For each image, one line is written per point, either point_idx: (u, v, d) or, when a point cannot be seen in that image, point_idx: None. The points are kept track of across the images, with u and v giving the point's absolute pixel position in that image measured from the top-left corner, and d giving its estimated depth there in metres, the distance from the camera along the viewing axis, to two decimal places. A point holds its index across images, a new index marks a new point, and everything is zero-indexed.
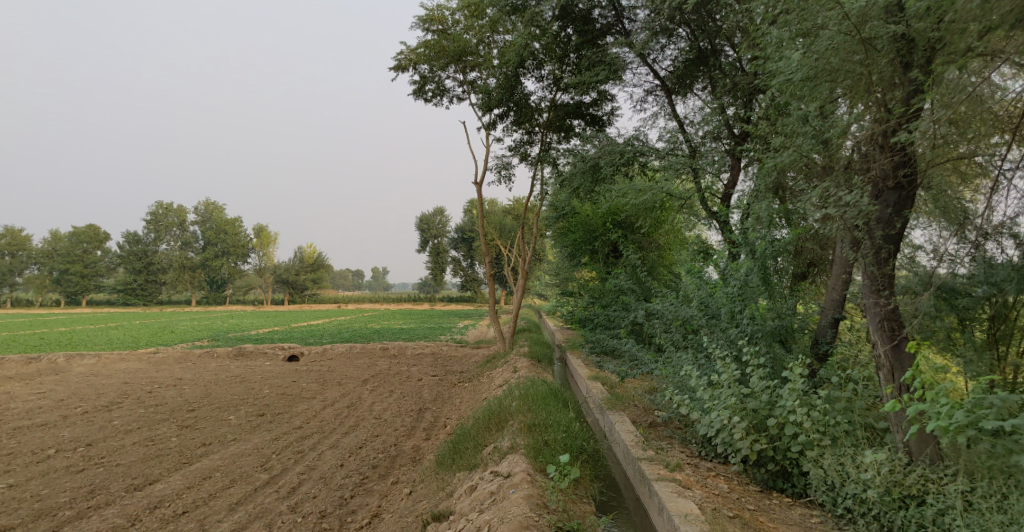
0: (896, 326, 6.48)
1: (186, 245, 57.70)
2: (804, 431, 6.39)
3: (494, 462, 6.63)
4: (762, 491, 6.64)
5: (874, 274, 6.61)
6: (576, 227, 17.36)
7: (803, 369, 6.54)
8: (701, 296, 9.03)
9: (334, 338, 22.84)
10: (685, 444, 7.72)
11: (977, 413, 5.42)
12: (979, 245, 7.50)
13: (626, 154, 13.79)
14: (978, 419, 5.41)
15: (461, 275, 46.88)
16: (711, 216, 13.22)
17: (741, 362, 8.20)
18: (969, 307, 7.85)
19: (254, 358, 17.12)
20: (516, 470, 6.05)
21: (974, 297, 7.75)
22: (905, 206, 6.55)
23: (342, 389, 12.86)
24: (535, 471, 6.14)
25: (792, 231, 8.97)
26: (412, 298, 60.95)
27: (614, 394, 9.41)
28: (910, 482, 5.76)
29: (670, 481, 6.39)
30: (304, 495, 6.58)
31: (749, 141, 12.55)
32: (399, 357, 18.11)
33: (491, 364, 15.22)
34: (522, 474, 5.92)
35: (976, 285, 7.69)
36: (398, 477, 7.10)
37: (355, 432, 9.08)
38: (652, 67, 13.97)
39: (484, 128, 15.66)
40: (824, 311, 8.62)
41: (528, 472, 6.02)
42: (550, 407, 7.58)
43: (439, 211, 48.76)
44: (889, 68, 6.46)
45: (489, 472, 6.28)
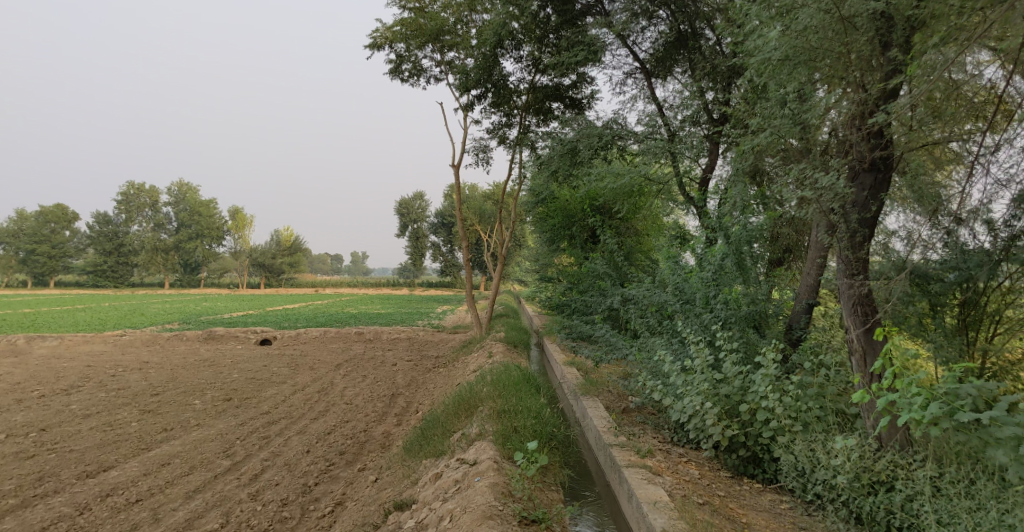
0: (869, 310, 6.44)
1: (159, 226, 56.71)
2: (775, 417, 6.34)
3: (462, 448, 6.50)
4: (733, 478, 6.59)
5: (848, 258, 6.56)
6: (555, 212, 17.23)
7: (776, 355, 6.48)
8: (676, 281, 8.95)
9: (309, 322, 22.56)
10: (658, 430, 7.65)
11: (952, 404, 5.34)
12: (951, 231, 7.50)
13: (605, 137, 13.65)
14: (952, 410, 5.34)
15: (440, 260, 46.60)
16: (689, 201, 13.15)
17: (715, 347, 8.15)
18: (941, 293, 7.78)
19: (225, 342, 16.82)
20: (483, 457, 5.92)
21: (946, 283, 7.70)
22: (879, 190, 6.50)
23: (315, 374, 12.66)
24: (502, 458, 6.02)
25: (768, 216, 8.91)
26: (391, 283, 60.53)
27: (589, 379, 9.33)
28: (879, 468, 5.71)
29: (641, 467, 6.31)
30: (266, 482, 6.41)
31: (728, 126, 12.48)
32: (375, 342, 17.92)
33: (468, 349, 15.10)
34: (488, 462, 5.79)
35: (948, 271, 7.70)
36: (365, 464, 6.95)
37: (324, 418, 8.91)
38: (632, 49, 13.81)
39: (461, 109, 15.41)
40: (798, 296, 8.59)
41: (495, 459, 5.90)
42: (521, 393, 7.47)
43: (418, 195, 48.32)
44: (868, 46, 6.37)
45: (456, 460, 6.14)
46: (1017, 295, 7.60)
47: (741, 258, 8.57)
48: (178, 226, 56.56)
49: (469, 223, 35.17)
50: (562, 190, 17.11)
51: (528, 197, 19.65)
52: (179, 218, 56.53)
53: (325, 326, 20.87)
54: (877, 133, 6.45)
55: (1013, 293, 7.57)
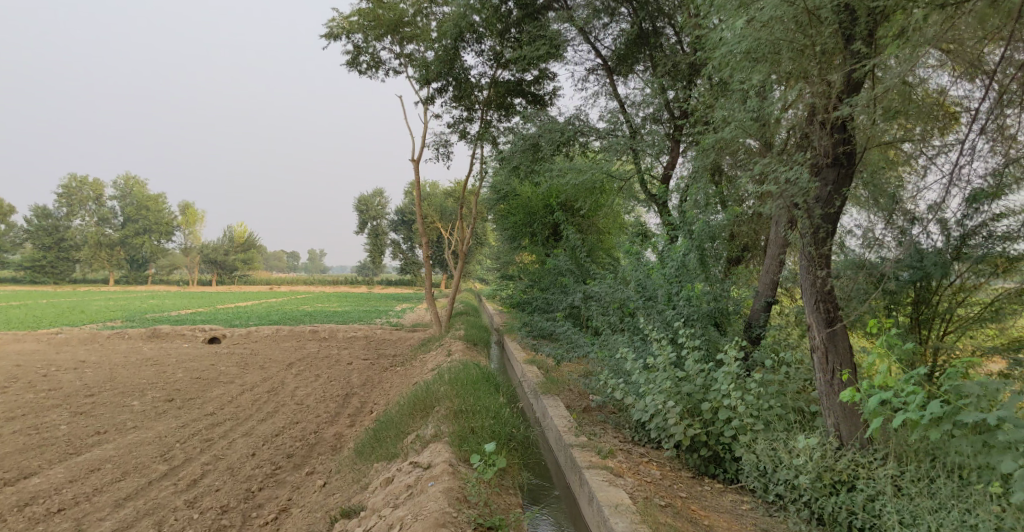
0: (831, 307, 6.35)
1: (104, 221, 54.62)
2: (737, 415, 6.23)
3: (415, 451, 6.21)
4: (694, 478, 6.45)
5: (811, 254, 6.46)
6: (516, 209, 17.02)
7: (739, 352, 6.37)
8: (638, 278, 8.82)
9: (261, 320, 21.89)
10: (619, 429, 7.50)
11: (957, 405, 5.20)
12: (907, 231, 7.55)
13: (567, 133, 13.47)
14: (955, 409, 5.23)
15: (400, 258, 45.95)
16: (650, 199, 13.08)
17: (676, 344, 8.03)
18: (895, 292, 7.85)
19: (170, 341, 16.12)
20: (437, 461, 5.65)
21: (900, 281, 7.73)
22: (843, 186, 6.43)
23: (265, 373, 12.19)
24: (458, 461, 5.76)
25: (730, 213, 8.85)
26: (350, 281, 59.56)
27: (550, 378, 9.15)
28: (841, 467, 5.61)
29: (602, 468, 6.14)
30: (205, 488, 6.02)
31: (689, 125, 12.43)
32: (330, 340, 17.45)
33: (426, 347, 14.79)
34: (442, 465, 5.53)
35: (903, 269, 7.73)
36: (313, 467, 6.61)
37: (273, 419, 8.52)
38: (594, 46, 13.67)
39: (421, 102, 15.07)
40: (758, 294, 8.53)
41: (450, 462, 5.63)
42: (479, 392, 7.22)
43: (378, 192, 47.56)
44: (833, 39, 6.27)
45: (408, 463, 5.85)
46: (968, 293, 7.67)
47: (703, 255, 8.49)
48: (125, 221, 54.63)
49: (428, 220, 34.70)
50: (524, 187, 16.89)
51: (490, 193, 19.37)
52: (127, 213, 54.58)
53: (278, 324, 20.23)
54: (841, 127, 6.37)
55: (964, 292, 7.66)
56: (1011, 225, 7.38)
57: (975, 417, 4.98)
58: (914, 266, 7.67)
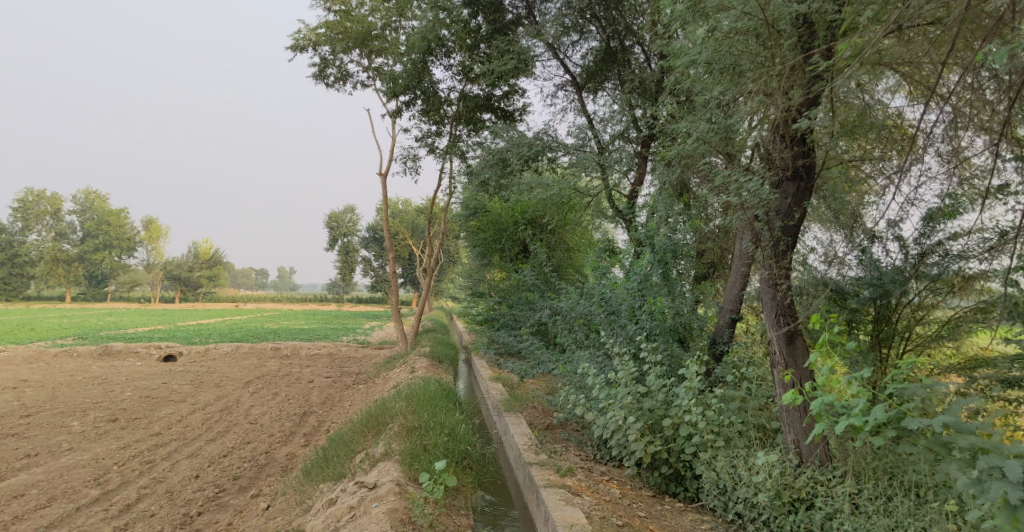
0: (790, 320, 6.29)
1: (61, 236, 53.14)
2: (697, 431, 6.09)
3: (363, 471, 5.96)
4: (655, 497, 6.28)
5: (772, 266, 6.38)
6: (486, 226, 16.87)
7: (699, 367, 6.28)
8: (602, 292, 8.72)
9: (221, 338, 21.31)
10: (581, 447, 7.33)
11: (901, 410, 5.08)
12: (866, 249, 7.74)
13: (534, 147, 13.38)
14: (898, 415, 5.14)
15: (370, 276, 45.34)
16: (618, 215, 13.05)
17: (640, 360, 7.92)
18: (856, 309, 7.94)
19: (123, 359, 15.59)
20: (384, 480, 5.42)
21: (860, 298, 7.88)
22: (802, 199, 6.42)
23: (220, 392, 11.81)
24: (407, 481, 5.53)
25: (693, 229, 8.83)
26: (319, 298, 58.68)
27: (512, 395, 8.97)
28: (800, 485, 5.48)
29: (559, 487, 5.97)
30: (138, 514, 5.73)
31: (657, 142, 12.43)
32: (292, 358, 17.02)
33: (391, 364, 14.49)
34: (389, 485, 5.30)
35: (863, 288, 7.87)
36: (260, 490, 6.37)
37: (222, 439, 8.22)
38: (563, 62, 13.66)
39: (389, 115, 14.89)
40: (721, 310, 8.49)
41: (399, 481, 5.41)
42: (436, 408, 7.00)
43: (348, 209, 47.00)
44: (793, 53, 6.22)
45: (354, 484, 5.60)
46: (926, 312, 7.84)
47: (666, 268, 8.44)
48: (84, 236, 53.21)
49: (399, 237, 34.33)
50: (493, 202, 16.76)
51: (460, 209, 19.22)
52: (87, 228, 53.23)
53: (239, 342, 19.71)
54: (801, 140, 6.35)
55: (922, 310, 7.83)
56: (968, 244, 7.43)
57: (916, 423, 4.85)
58: (875, 283, 7.82)
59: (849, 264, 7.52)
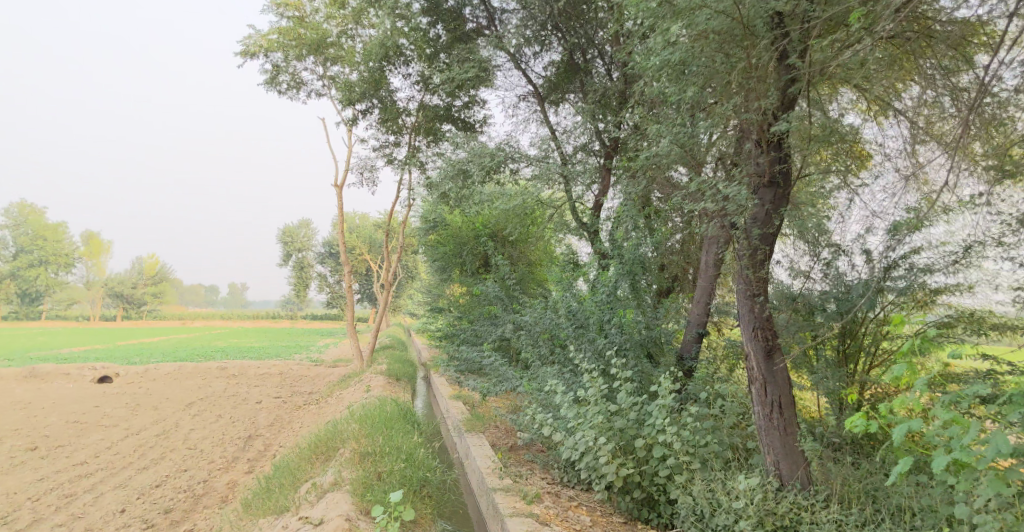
0: (769, 335, 5.93)
1: None
2: (672, 453, 5.74)
3: (308, 504, 5.43)
4: (628, 524, 5.88)
5: (749, 277, 6.08)
6: (445, 240, 16.40)
7: (673, 383, 5.96)
8: (568, 305, 8.37)
9: (165, 357, 20.29)
10: (547, 469, 6.92)
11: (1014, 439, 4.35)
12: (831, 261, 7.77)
13: (496, 158, 13.02)
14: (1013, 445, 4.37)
15: (325, 292, 44.20)
16: (581, 228, 12.77)
17: (608, 376, 7.55)
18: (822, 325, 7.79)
19: (54, 381, 14.66)
20: (331, 516, 4.92)
21: (827, 313, 7.77)
22: (779, 206, 6.10)
23: (159, 415, 11.07)
24: (358, 515, 5.04)
25: (660, 241, 8.57)
26: (271, 316, 57.00)
27: (474, 414, 8.52)
28: (783, 510, 5.14)
29: (527, 516, 5.56)
30: None
31: (620, 153, 12.25)
32: (240, 377, 16.19)
33: (345, 382, 13.86)
34: (336, 521, 4.80)
35: (829, 300, 7.83)
36: (194, 524, 6.08)
37: (156, 468, 7.84)
38: (525, 73, 13.36)
39: (344, 124, 14.36)
40: (688, 324, 8.25)
41: (348, 516, 4.91)
42: (391, 430, 6.50)
43: (303, 223, 45.84)
44: (768, 54, 5.98)
45: (298, 519, 5.08)
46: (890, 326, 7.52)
47: (634, 281, 8.15)
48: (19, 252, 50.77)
49: (356, 252, 33.49)
50: (453, 216, 16.31)
51: (419, 223, 18.72)
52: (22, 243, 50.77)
53: (183, 361, 18.75)
54: (777, 146, 6.10)
55: (887, 325, 7.53)
56: (932, 257, 7.30)
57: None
58: (839, 298, 7.74)
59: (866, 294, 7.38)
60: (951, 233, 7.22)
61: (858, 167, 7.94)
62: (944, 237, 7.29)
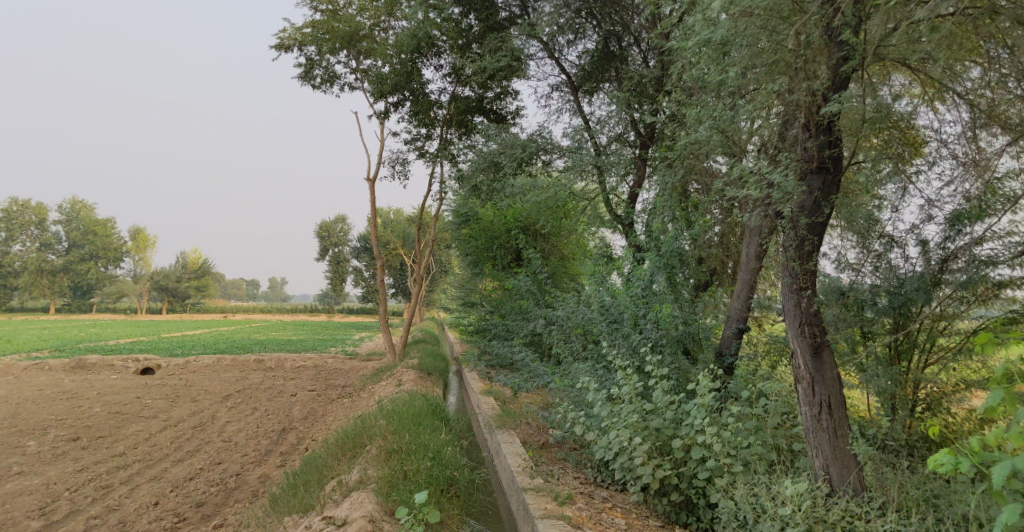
0: (817, 331, 5.59)
1: (45, 245, 52.31)
2: (711, 455, 5.47)
3: (333, 504, 5.30)
4: (664, 527, 5.63)
5: (795, 270, 5.75)
6: (477, 233, 16.24)
7: (712, 381, 5.67)
8: (602, 300, 8.11)
9: (205, 349, 20.64)
10: (580, 468, 6.70)
11: None
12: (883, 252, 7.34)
13: (529, 149, 12.79)
14: None
15: (361, 286, 44.57)
16: (616, 220, 12.48)
17: (644, 373, 7.29)
18: (872, 320, 7.41)
19: (97, 371, 14.96)
20: (355, 516, 4.78)
21: (877, 307, 7.35)
22: (829, 194, 5.74)
23: (195, 407, 11.16)
24: (383, 515, 4.89)
25: (698, 233, 8.26)
26: (309, 310, 57.81)
27: (505, 410, 8.35)
28: (834, 518, 4.81)
29: (558, 519, 5.35)
30: None
31: (656, 143, 11.91)
32: (275, 370, 16.31)
33: (378, 376, 13.83)
34: (360, 522, 4.67)
35: (880, 294, 7.41)
36: (223, 519, 6.02)
37: (190, 460, 7.85)
38: (558, 61, 13.08)
39: (377, 116, 14.27)
40: (728, 320, 8.07)
41: (372, 517, 4.77)
42: (420, 427, 6.34)
43: (339, 219, 46.28)
44: (817, 30, 5.62)
45: (322, 518, 4.95)
46: (948, 322, 6.98)
47: (672, 275, 7.87)
48: (69, 246, 52.43)
49: (390, 247, 33.59)
50: (485, 209, 16.15)
51: (452, 217, 18.62)
52: (71, 237, 52.35)
53: (220, 353, 18.99)
54: (828, 129, 5.74)
55: (945, 320, 6.97)
56: (996, 249, 6.75)
57: None
58: (891, 291, 7.30)
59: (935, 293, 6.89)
60: (1017, 223, 6.72)
61: (913, 153, 7.48)
62: (1008, 227, 6.78)
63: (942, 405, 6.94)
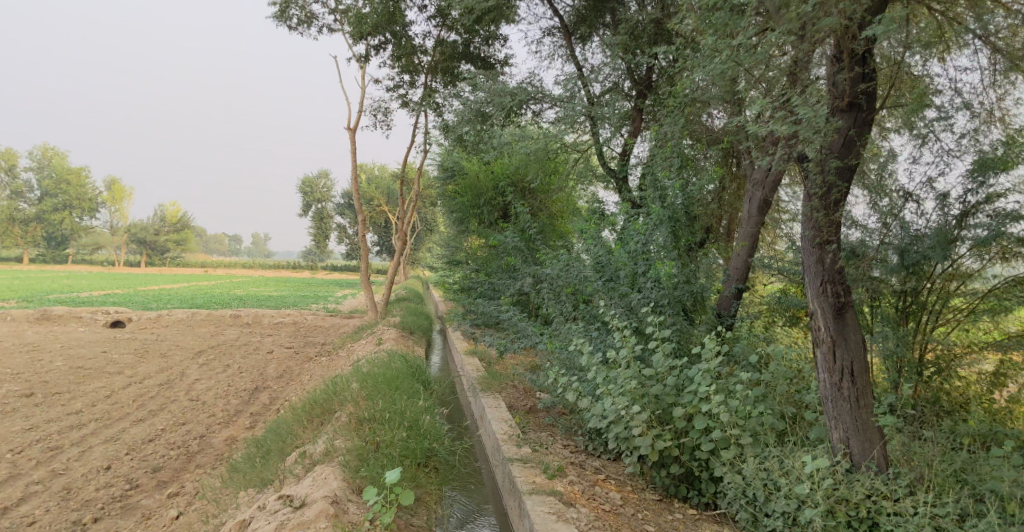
0: (840, 291, 5.08)
1: (17, 194, 50.83)
2: (717, 425, 5.01)
3: (294, 480, 4.78)
4: (662, 502, 5.18)
5: (819, 222, 5.21)
6: (464, 189, 15.55)
7: (719, 345, 5.17)
8: (597, 256, 7.55)
9: (180, 304, 19.95)
10: (570, 435, 6.24)
11: None
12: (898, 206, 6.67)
13: (518, 97, 12.03)
14: None
15: (344, 243, 43.74)
16: (609, 174, 11.84)
17: (641, 335, 6.80)
18: (879, 280, 6.65)
19: (64, 324, 14.26)
20: (315, 497, 4.26)
21: (888, 267, 6.61)
22: (863, 133, 5.17)
23: (164, 363, 10.56)
24: (349, 496, 4.38)
25: (702, 185, 7.68)
26: (292, 266, 57.02)
27: (490, 372, 7.85)
28: (857, 499, 4.44)
29: (549, 495, 4.86)
30: (21, 515, 5.09)
31: (654, 93, 11.23)
32: (253, 326, 15.72)
33: (359, 335, 13.28)
34: (321, 506, 4.15)
35: (887, 251, 6.67)
36: (181, 486, 5.48)
37: (152, 421, 7.28)
38: (550, 3, 12.24)
39: (357, 60, 13.39)
40: (726, 280, 7.74)
41: (334, 499, 4.26)
42: (395, 392, 5.80)
43: (322, 174, 45.14)
44: None
45: (280, 497, 4.42)
46: (960, 283, 6.42)
47: (673, 230, 7.30)
48: (42, 196, 51.00)
49: (374, 203, 32.71)
50: (471, 163, 15.43)
51: (437, 171, 17.88)
52: (44, 186, 50.91)
53: (196, 308, 18.32)
54: (861, 60, 5.17)
55: (958, 281, 6.42)
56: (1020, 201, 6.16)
57: None
58: (902, 249, 6.56)
59: (955, 248, 6.27)
60: None
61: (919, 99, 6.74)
62: None
63: (950, 369, 6.38)
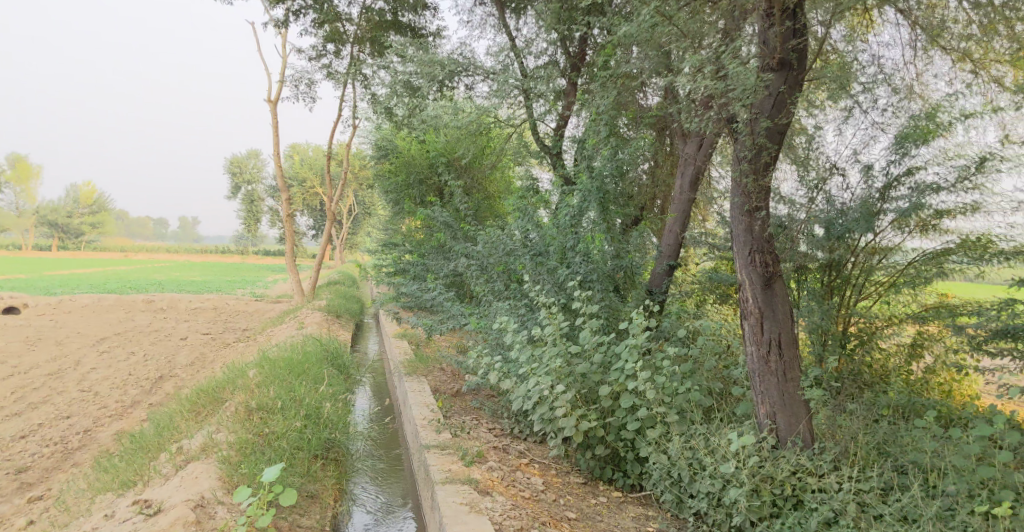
0: (769, 261, 4.85)
1: None
2: (643, 403, 4.73)
3: (161, 480, 4.27)
4: (587, 485, 4.88)
5: (749, 188, 4.96)
6: (396, 167, 14.92)
7: (646, 318, 4.87)
8: (525, 231, 7.18)
9: (91, 288, 18.61)
10: (495, 418, 5.88)
11: None
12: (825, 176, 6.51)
13: (449, 68, 11.31)
14: None
15: (277, 227, 42.10)
16: (544, 150, 11.45)
17: (570, 313, 6.47)
18: (806, 252, 6.48)
19: None
20: (175, 503, 3.79)
21: (813, 240, 6.44)
22: (793, 93, 4.93)
23: (58, 351, 9.67)
24: (220, 498, 3.91)
25: (632, 157, 7.39)
26: (222, 251, 54.70)
27: (415, 355, 7.40)
28: (783, 477, 4.22)
29: (463, 484, 4.48)
30: None
31: (588, 65, 10.87)
32: (169, 312, 14.76)
33: (282, 320, 12.54)
34: (179, 513, 3.69)
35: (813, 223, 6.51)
36: (50, 487, 4.86)
37: (30, 414, 6.54)
38: None
39: (276, 26, 12.58)
40: (659, 255, 7.53)
41: (199, 503, 3.80)
42: (298, 378, 5.30)
43: (252, 154, 43.29)
44: None
45: (143, 502, 3.91)
46: (882, 256, 6.32)
47: (603, 203, 7.00)
48: None
49: (307, 184, 31.47)
50: (403, 140, 14.79)
51: (369, 150, 17.15)
52: None
53: (106, 293, 17.09)
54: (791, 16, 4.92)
55: (879, 254, 6.33)
56: (939, 173, 6.05)
57: None
58: (828, 221, 6.40)
59: (877, 219, 6.14)
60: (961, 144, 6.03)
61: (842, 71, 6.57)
62: (950, 150, 6.06)
63: (872, 341, 6.31)
